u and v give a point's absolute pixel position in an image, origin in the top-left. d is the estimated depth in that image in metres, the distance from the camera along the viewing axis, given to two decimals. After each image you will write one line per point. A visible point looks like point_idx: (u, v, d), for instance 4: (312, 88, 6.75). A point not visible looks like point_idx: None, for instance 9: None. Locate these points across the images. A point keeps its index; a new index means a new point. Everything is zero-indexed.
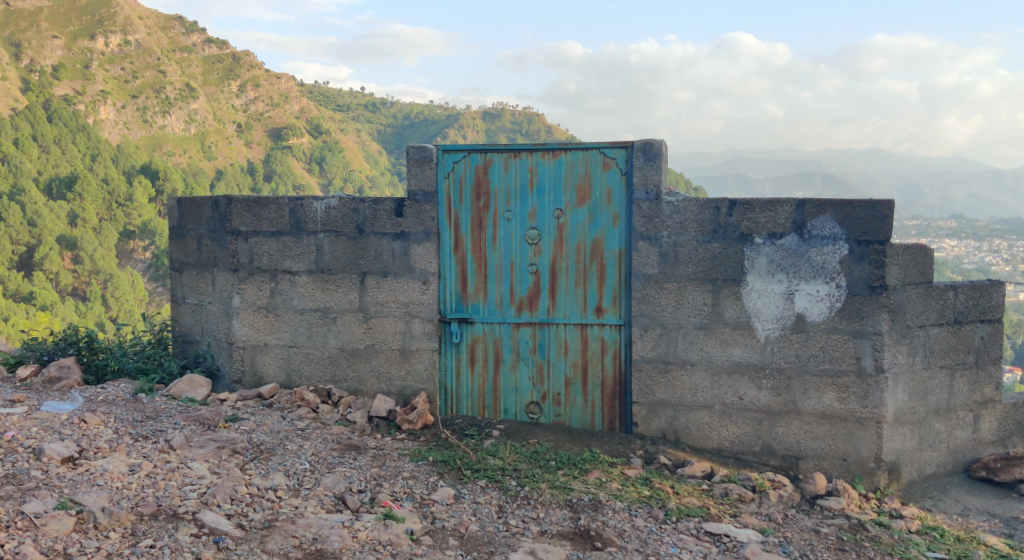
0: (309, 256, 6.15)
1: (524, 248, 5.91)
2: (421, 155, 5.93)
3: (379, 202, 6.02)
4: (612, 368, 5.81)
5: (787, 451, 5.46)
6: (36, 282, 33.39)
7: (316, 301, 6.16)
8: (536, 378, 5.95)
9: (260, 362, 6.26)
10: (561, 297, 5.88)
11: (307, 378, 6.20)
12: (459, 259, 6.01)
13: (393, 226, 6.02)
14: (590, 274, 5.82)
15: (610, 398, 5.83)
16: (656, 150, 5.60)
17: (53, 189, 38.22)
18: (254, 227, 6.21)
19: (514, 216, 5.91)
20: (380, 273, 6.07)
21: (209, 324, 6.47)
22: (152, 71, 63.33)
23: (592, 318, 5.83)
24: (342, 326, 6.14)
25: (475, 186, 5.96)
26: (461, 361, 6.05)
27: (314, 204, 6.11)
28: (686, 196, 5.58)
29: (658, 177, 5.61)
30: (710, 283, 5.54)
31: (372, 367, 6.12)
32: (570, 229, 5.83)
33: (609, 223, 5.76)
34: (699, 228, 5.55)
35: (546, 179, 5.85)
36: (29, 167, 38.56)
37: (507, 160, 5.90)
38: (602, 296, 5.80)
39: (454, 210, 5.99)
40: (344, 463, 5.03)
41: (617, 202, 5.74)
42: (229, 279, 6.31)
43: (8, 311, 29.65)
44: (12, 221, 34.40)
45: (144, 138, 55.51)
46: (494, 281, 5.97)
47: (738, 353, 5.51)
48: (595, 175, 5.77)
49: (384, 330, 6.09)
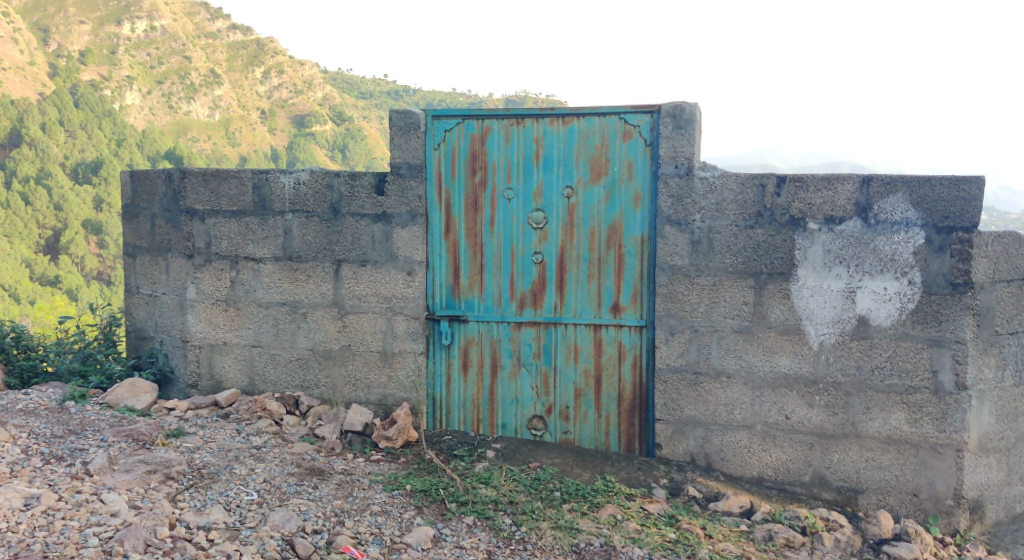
0: (275, 241, 5.24)
1: (528, 233, 4.96)
2: (405, 122, 5.04)
3: (356, 177, 5.11)
4: (631, 378, 4.86)
5: (844, 483, 4.48)
6: (63, 265, 32.71)
7: (284, 293, 5.25)
8: (541, 388, 5.01)
9: (218, 364, 5.36)
10: (570, 292, 4.93)
11: (273, 384, 5.29)
12: (451, 246, 5.08)
13: (373, 205, 5.10)
14: (606, 266, 4.86)
15: (628, 413, 4.88)
16: (687, 116, 4.65)
17: (78, 171, 37.51)
18: (212, 205, 5.30)
19: (516, 194, 4.97)
20: (357, 262, 5.15)
21: (163, 318, 5.58)
22: (173, 55, 62.90)
23: (607, 318, 4.88)
24: (313, 323, 5.23)
25: (470, 159, 5.02)
26: (453, 367, 5.13)
27: (281, 180, 5.20)
28: (723, 171, 4.60)
29: (689, 148, 4.64)
30: (751, 278, 4.57)
31: (348, 372, 5.20)
32: (583, 211, 4.88)
33: (629, 204, 4.80)
34: (739, 210, 4.57)
35: (555, 150, 4.90)
36: (58, 149, 37.92)
37: (509, 128, 4.96)
38: (621, 293, 4.85)
39: (445, 187, 5.06)
40: (301, 493, 4.11)
41: (639, 179, 4.78)
42: (184, 266, 5.40)
43: (31, 295, 29.08)
44: (39, 204, 33.83)
45: (167, 124, 54.84)
46: (492, 273, 5.03)
47: (786, 364, 4.54)
48: (614, 147, 4.81)
49: (362, 329, 5.17)
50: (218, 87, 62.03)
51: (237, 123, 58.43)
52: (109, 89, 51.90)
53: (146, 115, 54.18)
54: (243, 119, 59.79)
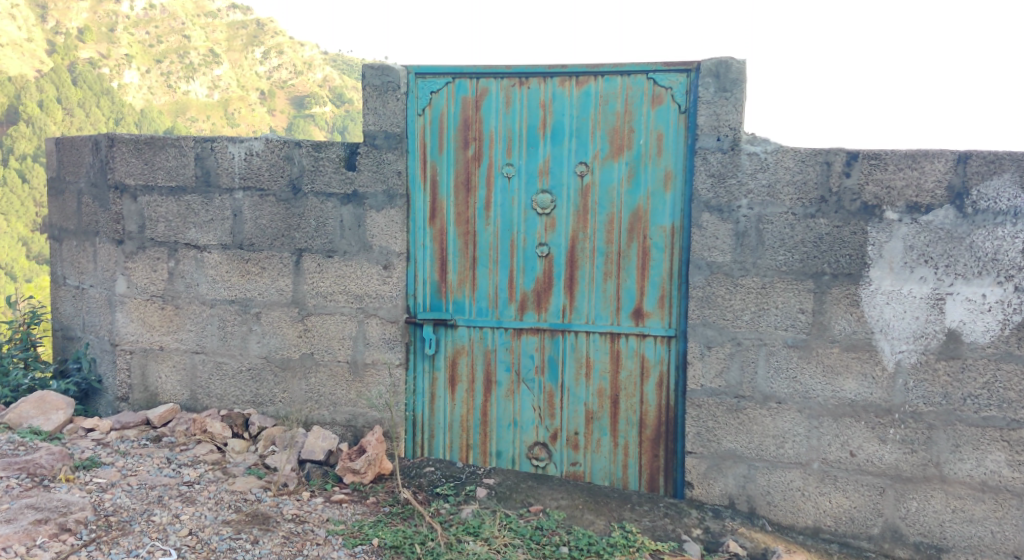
0: (222, 224, 4.31)
1: (531, 220, 4.07)
2: (382, 80, 4.11)
3: (321, 147, 4.18)
4: (655, 400, 3.95)
5: (924, 539, 3.57)
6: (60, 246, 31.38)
7: (232, 289, 4.32)
8: (544, 409, 4.12)
9: (154, 374, 4.43)
10: (583, 294, 4.04)
11: (218, 399, 4.37)
12: (437, 234, 4.16)
13: (341, 182, 4.18)
14: (627, 261, 3.97)
15: (652, 443, 3.97)
16: (734, 76, 3.71)
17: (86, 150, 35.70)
18: (146, 180, 4.37)
19: (517, 173, 4.07)
20: (322, 252, 4.22)
21: (90, 316, 4.66)
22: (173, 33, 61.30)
23: (628, 326, 3.98)
24: (267, 326, 4.30)
25: (461, 127, 4.11)
26: (438, 383, 4.22)
27: (230, 150, 4.26)
28: (778, 145, 3.66)
29: (735, 115, 3.71)
30: (811, 279, 3.63)
31: (309, 387, 4.28)
32: (600, 193, 3.98)
33: (658, 186, 3.89)
34: (797, 194, 3.63)
35: (567, 118, 4.00)
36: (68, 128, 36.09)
37: (511, 90, 4.05)
38: (644, 295, 3.95)
39: (432, 162, 4.14)
40: (235, 553, 3.20)
41: (670, 156, 3.87)
42: (112, 253, 4.46)
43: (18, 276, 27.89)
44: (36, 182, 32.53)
45: (165, 103, 53.61)
46: (487, 268, 4.14)
47: (852, 389, 3.60)
48: (639, 114, 3.90)
49: (327, 334, 4.25)
50: (217, 67, 60.66)
51: (237, 103, 56.98)
52: (108, 67, 50.62)
53: (144, 94, 52.91)
54: (242, 99, 58.48)
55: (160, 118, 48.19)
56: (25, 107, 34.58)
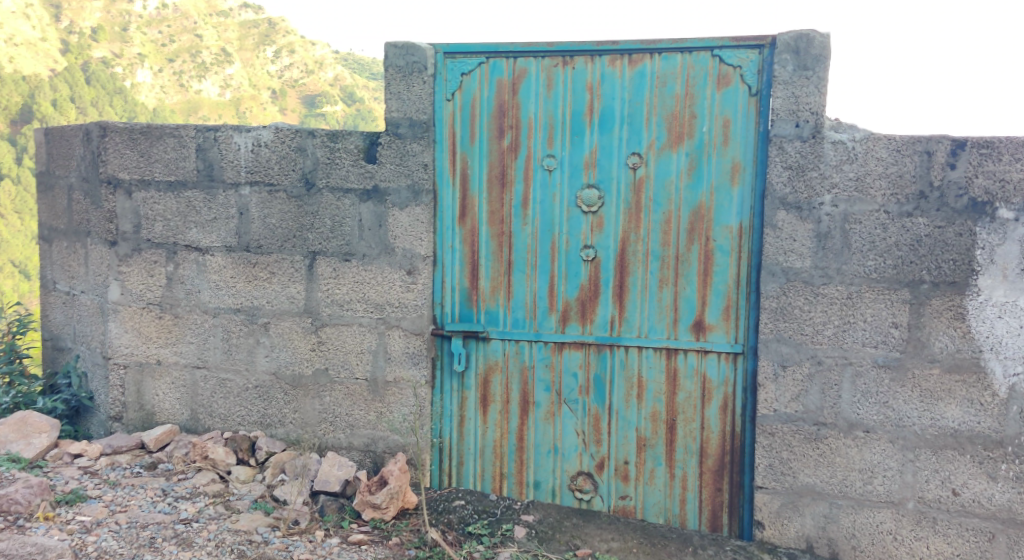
0: (227, 224, 3.83)
1: (575, 219, 3.58)
2: (407, 61, 3.63)
3: (337, 136, 3.70)
4: (719, 425, 3.47)
5: None
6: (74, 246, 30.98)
7: (237, 297, 3.85)
8: (589, 435, 3.63)
9: (151, 391, 3.96)
10: (634, 303, 3.55)
11: (222, 420, 3.90)
12: (468, 235, 3.68)
13: (360, 176, 3.69)
14: (687, 267, 3.47)
15: (715, 475, 3.48)
16: (817, 51, 3.21)
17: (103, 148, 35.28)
18: (141, 174, 3.89)
19: (560, 165, 3.58)
20: (338, 255, 3.74)
21: (81, 325, 4.19)
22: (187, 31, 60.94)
23: (687, 340, 3.49)
24: (276, 338, 3.83)
25: (496, 114, 3.62)
26: (468, 403, 3.73)
27: (236, 140, 3.78)
28: (868, 132, 3.16)
29: (817, 98, 3.21)
30: (906, 289, 3.12)
31: (323, 407, 3.80)
32: (655, 188, 3.48)
33: (723, 180, 3.40)
34: (890, 189, 3.12)
35: (617, 103, 3.51)
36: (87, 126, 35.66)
37: (553, 71, 3.56)
38: (706, 305, 3.46)
39: (462, 153, 3.66)
40: None
41: (738, 146, 3.38)
42: (104, 256, 3.98)
43: None
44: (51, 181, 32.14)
45: (181, 101, 53.27)
46: (525, 274, 3.65)
47: (956, 417, 3.09)
48: (702, 98, 3.41)
49: (344, 348, 3.76)
50: (232, 65, 60.16)
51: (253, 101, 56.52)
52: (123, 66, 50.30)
53: (160, 93, 52.60)
54: (255, 97, 58.13)
55: (176, 117, 47.89)
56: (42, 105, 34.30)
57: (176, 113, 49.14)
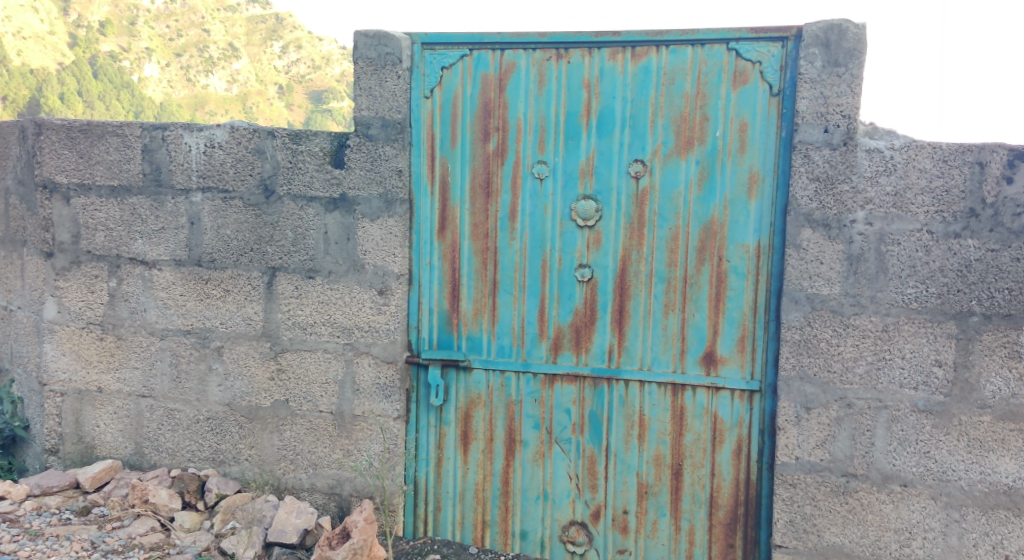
0: (176, 235, 3.39)
1: (569, 234, 3.14)
2: (379, 52, 3.18)
3: (300, 137, 3.26)
4: (731, 473, 3.04)
5: None
6: None
7: (188, 318, 3.41)
8: (583, 479, 3.20)
9: (90, 422, 3.52)
10: (635, 331, 3.11)
11: (170, 455, 3.46)
12: (448, 251, 3.24)
13: (326, 183, 3.25)
14: (696, 291, 3.04)
15: (726, 529, 3.06)
16: (850, 45, 2.76)
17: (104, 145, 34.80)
18: (80, 176, 3.44)
19: (552, 173, 3.14)
20: (301, 272, 3.30)
21: (17, 345, 3.74)
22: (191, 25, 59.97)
23: (695, 375, 3.06)
24: (231, 364, 3.39)
25: (480, 113, 3.18)
26: (446, 441, 3.30)
27: (186, 141, 3.34)
28: (909, 139, 2.73)
29: (850, 99, 2.77)
30: (952, 322, 2.69)
31: (282, 443, 3.36)
32: (660, 201, 3.05)
33: (738, 193, 2.98)
34: (935, 206, 2.69)
35: (617, 102, 3.07)
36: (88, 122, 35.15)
37: (545, 66, 3.12)
38: (718, 335, 3.03)
39: (442, 158, 3.22)
40: None
41: (756, 154, 2.95)
42: (40, 269, 3.54)
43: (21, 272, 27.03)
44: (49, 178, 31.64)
45: (184, 97, 52.83)
46: (511, 296, 3.21)
47: (1009, 471, 2.67)
48: (716, 98, 2.98)
49: (307, 377, 3.33)
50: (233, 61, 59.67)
51: (256, 97, 55.86)
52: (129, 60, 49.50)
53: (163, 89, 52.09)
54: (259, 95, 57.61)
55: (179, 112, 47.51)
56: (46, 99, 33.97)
57: (179, 110, 48.72)
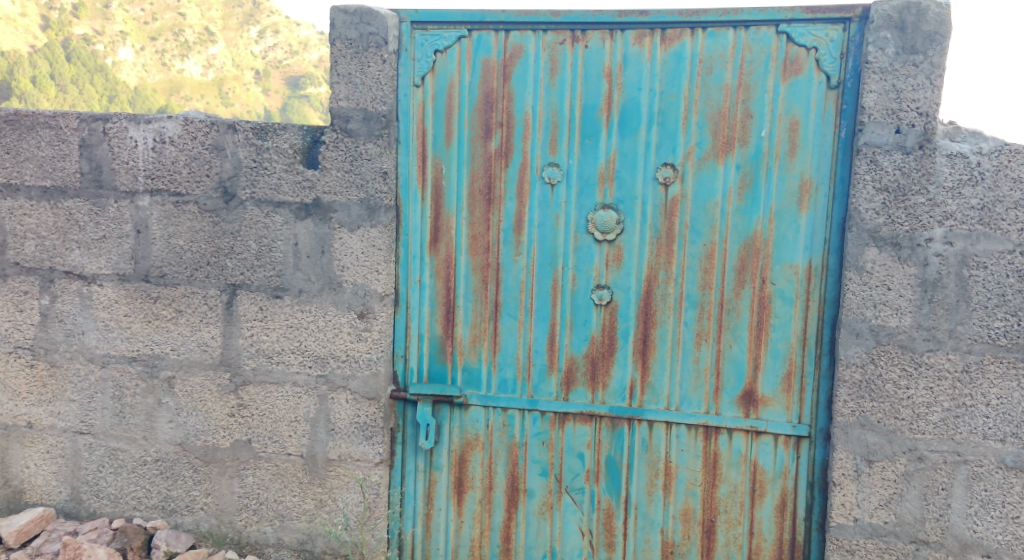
0: (120, 245, 2.87)
1: (584, 250, 2.67)
2: (361, 31, 2.68)
3: (265, 132, 2.76)
4: (774, 532, 2.59)
5: None
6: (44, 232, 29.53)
7: (133, 343, 2.90)
8: (598, 536, 2.73)
9: (19, 463, 3.01)
10: (661, 364, 2.64)
11: (112, 503, 2.96)
12: (441, 268, 2.76)
13: (296, 186, 2.75)
14: (734, 318, 2.58)
15: None
16: (930, 28, 2.31)
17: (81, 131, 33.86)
18: (5, 175, 2.90)
19: (566, 177, 2.66)
20: (267, 290, 2.81)
21: None
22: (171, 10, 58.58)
23: (732, 418, 2.59)
24: (184, 398, 2.89)
25: (480, 105, 2.69)
26: (438, 490, 2.83)
27: (131, 135, 2.82)
28: (998, 143, 2.28)
29: (928, 93, 2.32)
30: None
31: (244, 489, 2.87)
32: (694, 212, 2.58)
33: (787, 203, 2.51)
34: None
35: (643, 95, 2.59)
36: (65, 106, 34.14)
37: (558, 51, 2.64)
38: (760, 371, 2.57)
39: (435, 158, 2.73)
40: None
41: (809, 157, 2.49)
42: None
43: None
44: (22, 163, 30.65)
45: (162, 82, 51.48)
46: (516, 320, 2.73)
47: None
48: (761, 91, 2.51)
49: (273, 413, 2.84)
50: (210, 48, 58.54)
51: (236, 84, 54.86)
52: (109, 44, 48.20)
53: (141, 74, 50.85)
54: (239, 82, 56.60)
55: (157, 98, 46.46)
56: (18, 83, 32.94)
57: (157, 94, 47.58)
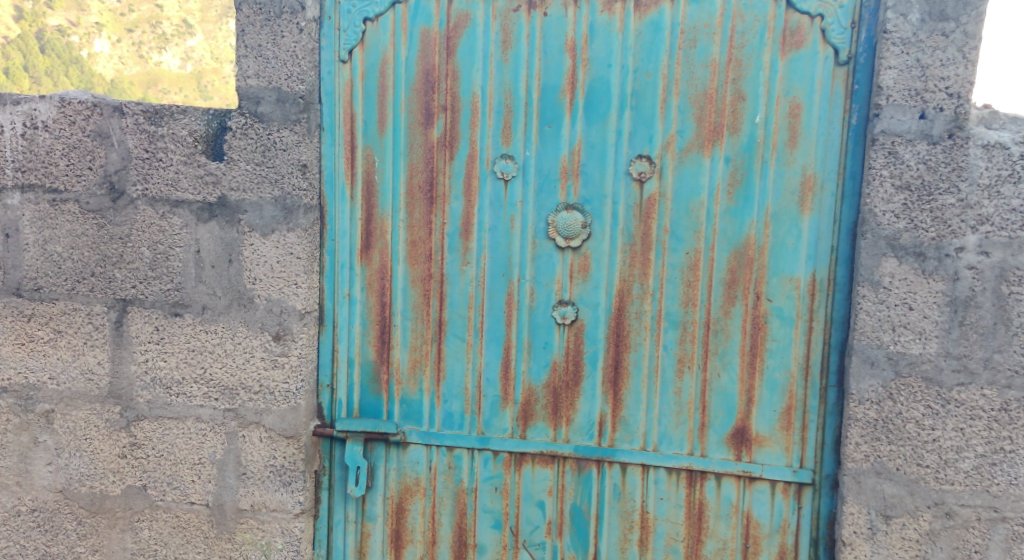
0: None
1: (544, 259, 2.22)
2: None
3: (160, 116, 2.28)
4: None
5: None
6: None
7: (3, 370, 2.40)
8: None
9: None
10: (636, 397, 2.20)
11: None
12: (374, 280, 2.31)
13: (197, 182, 2.28)
14: (723, 342, 2.15)
15: None
16: None
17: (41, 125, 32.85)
18: None
19: (522, 172, 2.22)
20: (163, 307, 2.33)
21: None
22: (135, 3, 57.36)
23: (721, 460, 2.17)
24: (65, 437, 2.39)
25: (418, 85, 2.24)
26: (372, 545, 2.38)
27: None
28: None
29: (959, 70, 1.91)
30: None
31: (138, 545, 2.39)
32: (675, 214, 2.15)
33: (787, 203, 2.09)
34: None
35: (614, 73, 2.15)
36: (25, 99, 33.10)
37: (512, 20, 2.19)
38: (754, 405, 2.14)
39: (366, 149, 2.28)
40: None
41: (813, 148, 2.07)
42: None
43: None
44: None
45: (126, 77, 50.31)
46: (463, 343, 2.28)
47: None
48: (755, 69, 2.08)
49: (172, 454, 2.36)
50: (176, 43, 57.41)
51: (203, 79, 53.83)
52: None
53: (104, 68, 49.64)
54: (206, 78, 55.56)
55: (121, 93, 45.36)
56: None
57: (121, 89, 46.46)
